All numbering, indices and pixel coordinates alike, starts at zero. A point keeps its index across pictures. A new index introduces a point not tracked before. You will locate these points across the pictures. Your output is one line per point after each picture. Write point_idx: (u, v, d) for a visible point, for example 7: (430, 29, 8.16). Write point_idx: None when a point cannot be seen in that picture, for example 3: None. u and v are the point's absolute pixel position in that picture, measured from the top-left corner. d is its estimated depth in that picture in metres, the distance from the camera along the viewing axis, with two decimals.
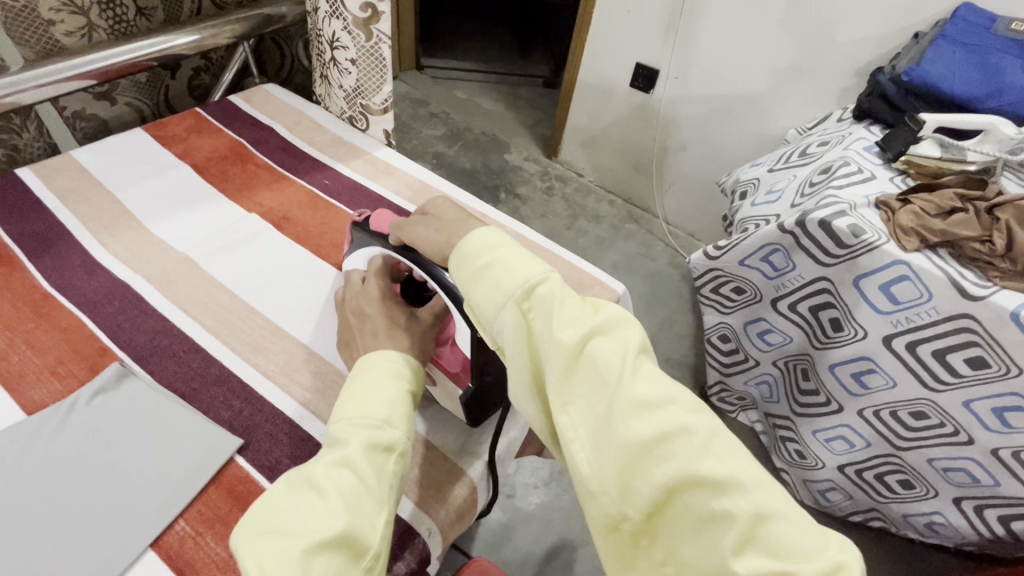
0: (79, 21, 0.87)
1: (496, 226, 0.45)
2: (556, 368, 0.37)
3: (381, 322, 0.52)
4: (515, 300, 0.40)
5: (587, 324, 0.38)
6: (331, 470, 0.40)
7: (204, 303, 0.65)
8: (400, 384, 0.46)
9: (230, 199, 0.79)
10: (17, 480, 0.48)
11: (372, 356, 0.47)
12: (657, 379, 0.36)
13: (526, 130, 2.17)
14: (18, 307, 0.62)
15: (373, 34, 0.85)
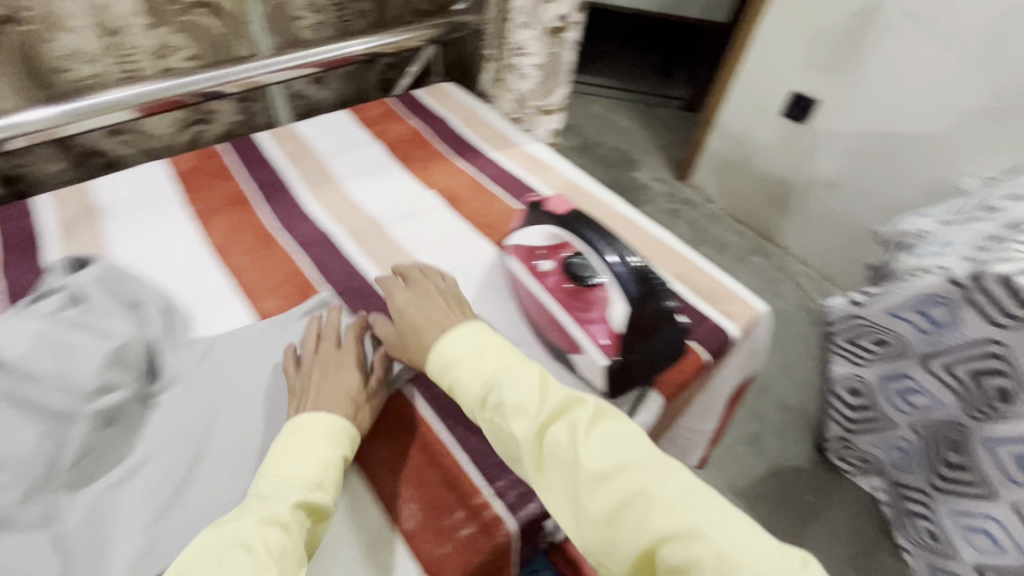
0: (315, 19, 1.03)
1: (446, 336, 0.54)
2: (530, 460, 0.47)
3: (337, 383, 0.57)
4: (481, 403, 0.50)
5: (538, 418, 0.47)
6: (263, 526, 0.42)
7: (386, 259, 0.76)
8: (339, 448, 0.51)
9: (412, 177, 0.91)
10: (252, 367, 0.61)
11: (313, 420, 0.53)
12: (609, 447, 0.45)
13: (659, 150, 2.17)
14: (254, 239, 0.78)
15: (560, 43, 1.00)
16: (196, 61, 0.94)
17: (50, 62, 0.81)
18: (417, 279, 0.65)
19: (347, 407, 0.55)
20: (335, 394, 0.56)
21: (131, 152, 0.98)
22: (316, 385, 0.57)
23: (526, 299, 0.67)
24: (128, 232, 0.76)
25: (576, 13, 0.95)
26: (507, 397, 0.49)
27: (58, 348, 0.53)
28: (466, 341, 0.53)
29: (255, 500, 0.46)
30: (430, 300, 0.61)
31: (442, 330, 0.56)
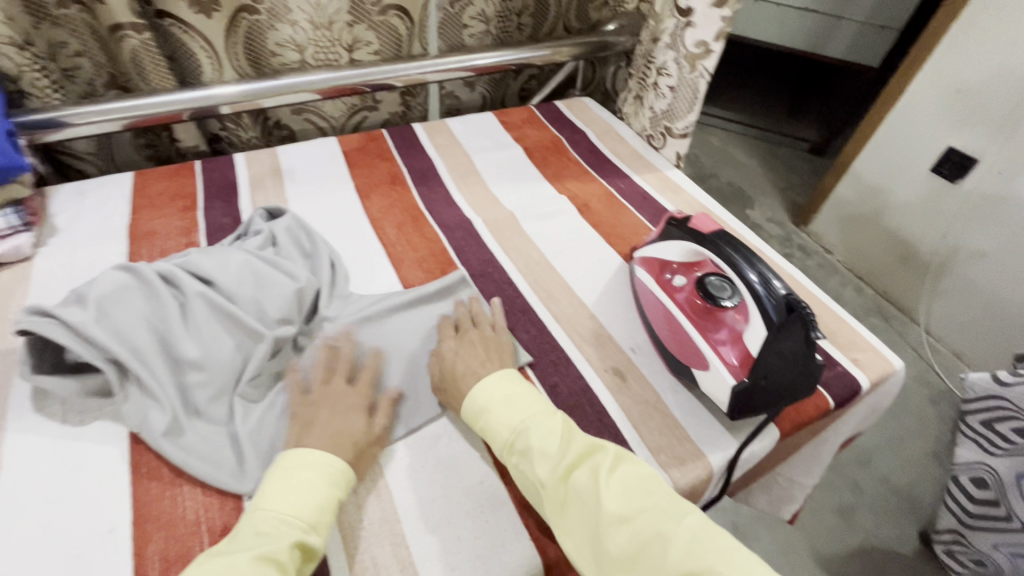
0: (480, 28, 1.12)
1: (481, 380, 0.57)
2: (551, 501, 0.49)
3: (343, 420, 0.54)
4: (506, 443, 0.53)
5: (560, 461, 0.50)
6: (260, 564, 0.41)
7: (518, 253, 0.82)
8: (335, 489, 0.49)
9: (547, 182, 0.96)
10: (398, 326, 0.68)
11: (316, 456, 0.50)
12: (628, 493, 0.47)
13: (777, 191, 2.07)
14: (405, 216, 0.86)
15: (697, 68, 0.94)
16: (377, 56, 1.06)
17: (267, 46, 0.95)
18: (466, 329, 0.66)
19: (349, 450, 0.52)
20: (338, 432, 0.53)
21: (306, 129, 1.12)
22: (326, 413, 0.54)
23: (649, 311, 0.69)
24: (304, 194, 0.88)
25: (718, 41, 0.89)
26: (534, 441, 0.51)
27: (254, 279, 0.65)
28: (497, 383, 0.57)
29: (243, 535, 0.44)
30: (474, 352, 0.62)
31: (478, 380, 0.58)
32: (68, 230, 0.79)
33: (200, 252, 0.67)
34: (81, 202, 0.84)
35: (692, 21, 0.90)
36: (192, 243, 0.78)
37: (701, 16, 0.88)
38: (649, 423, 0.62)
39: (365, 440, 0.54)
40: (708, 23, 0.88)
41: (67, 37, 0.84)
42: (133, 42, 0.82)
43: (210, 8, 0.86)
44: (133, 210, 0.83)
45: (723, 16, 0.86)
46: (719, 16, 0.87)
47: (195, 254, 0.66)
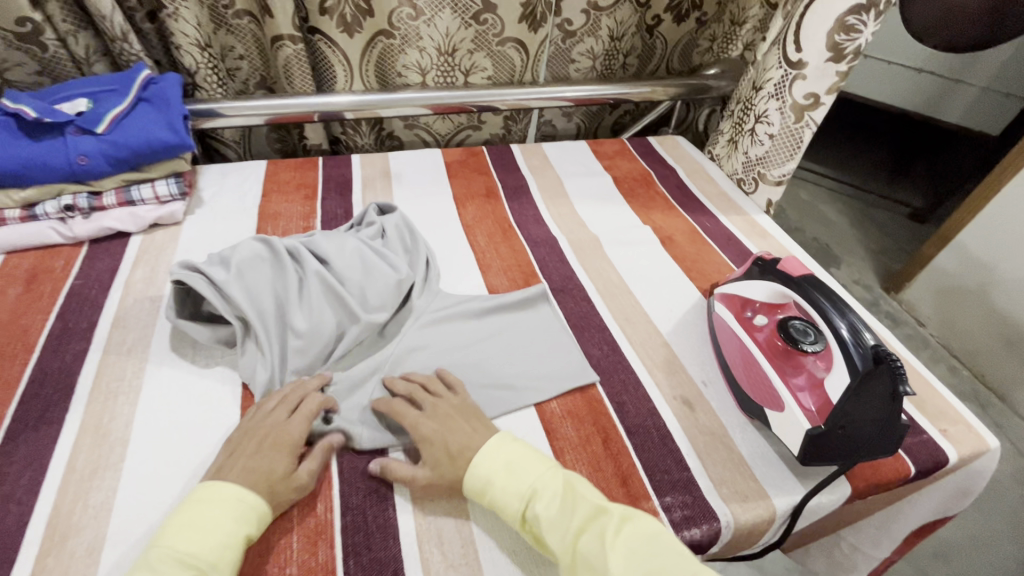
0: (587, 63, 1.18)
1: (479, 454, 0.54)
2: (566, 570, 0.47)
3: (264, 458, 0.52)
4: (518, 518, 0.51)
5: (568, 529, 0.48)
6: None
7: (598, 275, 0.85)
8: (241, 528, 0.47)
9: (633, 212, 0.99)
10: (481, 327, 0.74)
11: (229, 490, 0.49)
12: (636, 554, 0.45)
13: (867, 253, 1.97)
14: (495, 227, 0.92)
15: (803, 118, 0.94)
16: (490, 80, 1.14)
17: (395, 67, 1.06)
18: (432, 400, 0.60)
19: (264, 487, 0.50)
20: (256, 470, 0.51)
21: (414, 141, 1.22)
22: (252, 446, 0.53)
23: (726, 346, 0.70)
24: (408, 196, 0.97)
25: (830, 94, 0.90)
26: (543, 514, 0.50)
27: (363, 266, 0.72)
28: (495, 459, 0.54)
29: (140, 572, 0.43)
30: (453, 424, 0.57)
31: (475, 451, 0.55)
32: (211, 203, 0.92)
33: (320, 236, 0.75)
34: (224, 180, 0.97)
35: (802, 73, 0.90)
36: (309, 227, 0.88)
37: (814, 69, 0.89)
38: (714, 455, 0.62)
39: (287, 476, 0.52)
40: (821, 76, 0.89)
41: (234, 43, 0.98)
42: (288, 51, 0.95)
43: (354, 28, 0.98)
44: (264, 193, 0.95)
45: (840, 70, 0.88)
46: (835, 71, 0.88)
47: (318, 237, 0.75)
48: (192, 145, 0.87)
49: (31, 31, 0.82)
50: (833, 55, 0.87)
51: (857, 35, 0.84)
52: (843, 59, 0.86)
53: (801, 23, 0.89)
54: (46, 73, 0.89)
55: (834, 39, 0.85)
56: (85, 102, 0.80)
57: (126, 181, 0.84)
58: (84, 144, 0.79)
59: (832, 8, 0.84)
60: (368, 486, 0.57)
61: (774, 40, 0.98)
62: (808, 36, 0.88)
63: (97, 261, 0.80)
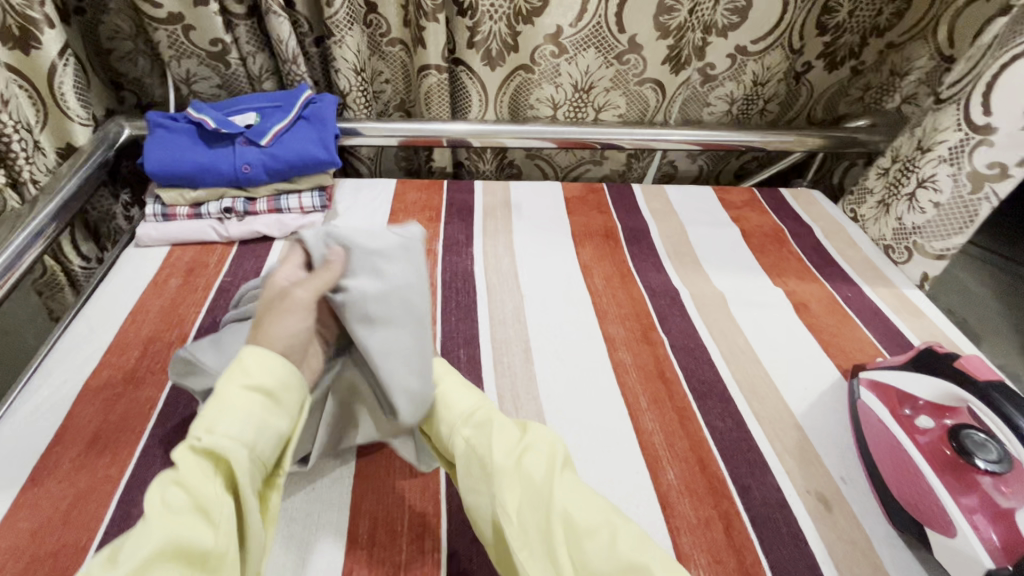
0: (723, 107, 1.13)
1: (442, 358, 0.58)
2: (502, 480, 0.48)
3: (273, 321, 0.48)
4: (461, 423, 0.52)
5: (519, 444, 0.50)
6: (160, 490, 0.39)
7: (724, 337, 0.79)
8: (234, 386, 0.43)
9: (762, 271, 0.92)
10: (596, 384, 0.71)
11: (233, 364, 0.45)
12: (577, 487, 0.48)
13: (1017, 335, 1.51)
14: (614, 270, 0.90)
15: (982, 189, 0.83)
16: (620, 119, 1.12)
17: (529, 100, 1.07)
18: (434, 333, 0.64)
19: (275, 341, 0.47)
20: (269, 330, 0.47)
21: (533, 171, 1.23)
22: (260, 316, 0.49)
23: (875, 443, 0.62)
24: (527, 229, 0.97)
25: (1023, 166, 0.78)
26: (493, 420, 0.52)
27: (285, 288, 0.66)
28: (451, 369, 0.57)
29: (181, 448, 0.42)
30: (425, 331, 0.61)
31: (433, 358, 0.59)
32: (345, 217, 0.97)
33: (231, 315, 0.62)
34: (357, 195, 1.02)
35: (989, 139, 0.80)
36: (432, 250, 0.91)
37: (1005, 136, 0.79)
38: (856, 570, 0.55)
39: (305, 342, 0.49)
40: (1013, 146, 0.78)
41: (383, 68, 1.04)
42: (432, 80, 1.00)
43: (497, 61, 1.00)
44: (393, 213, 0.99)
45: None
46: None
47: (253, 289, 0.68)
48: (338, 162, 0.93)
49: (221, 51, 0.93)
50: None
51: None
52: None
53: (993, 82, 0.78)
54: (225, 88, 1.00)
55: None
56: (255, 116, 0.89)
57: (277, 190, 0.92)
58: (249, 154, 0.86)
59: None
60: (476, 531, 0.55)
61: (949, 99, 0.88)
62: (1002, 98, 0.77)
63: (244, 261, 0.86)
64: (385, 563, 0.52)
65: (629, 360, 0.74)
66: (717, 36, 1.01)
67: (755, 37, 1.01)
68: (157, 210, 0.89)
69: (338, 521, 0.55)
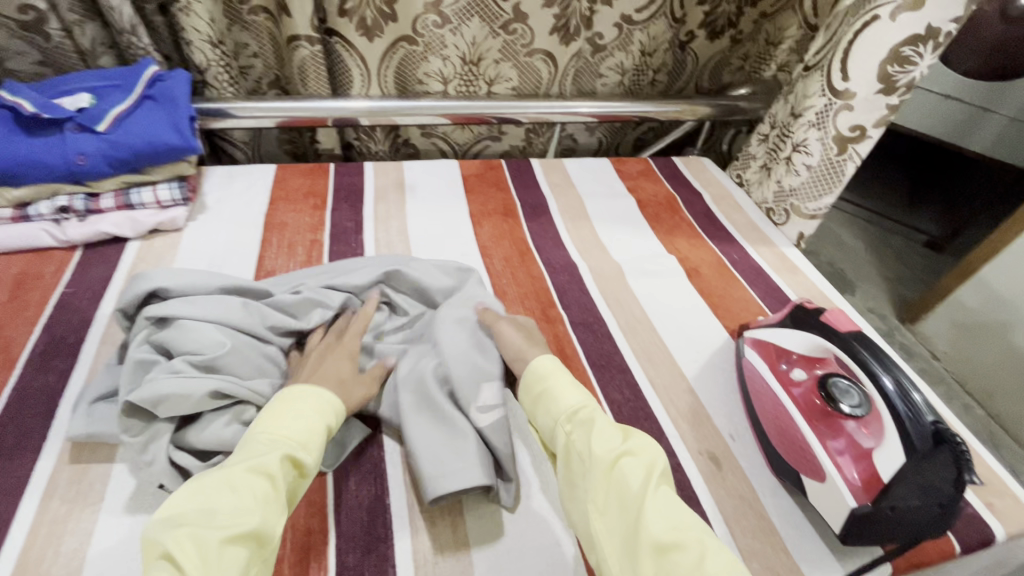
0: (615, 78, 1.13)
1: (550, 357, 0.62)
2: (596, 477, 0.49)
3: (339, 371, 0.59)
4: (564, 421, 0.54)
5: (620, 447, 0.51)
6: (251, 473, 0.45)
7: (621, 308, 0.80)
8: (324, 418, 0.53)
9: (657, 239, 0.94)
10: None
11: (301, 397, 0.54)
12: (667, 499, 0.47)
13: (882, 280, 1.69)
14: (513, 249, 0.87)
15: (847, 151, 0.90)
16: (514, 91, 1.09)
17: (417, 73, 1.01)
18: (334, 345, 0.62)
19: (336, 386, 0.57)
20: (336, 379, 0.58)
21: (430, 150, 1.17)
22: (309, 369, 0.59)
23: (758, 399, 0.65)
24: (421, 211, 0.92)
25: (877, 127, 0.87)
26: (596, 419, 0.53)
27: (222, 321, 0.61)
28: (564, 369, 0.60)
29: (253, 447, 0.48)
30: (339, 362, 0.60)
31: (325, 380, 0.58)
32: (216, 209, 0.87)
33: (143, 360, 0.56)
34: (230, 184, 0.92)
35: (850, 103, 0.86)
36: (317, 240, 0.83)
37: (862, 100, 0.85)
38: (743, 523, 0.57)
39: (351, 381, 0.59)
40: (870, 108, 0.86)
41: (249, 40, 0.93)
42: (304, 52, 0.91)
43: (374, 32, 0.93)
44: (271, 201, 0.90)
45: (890, 103, 0.84)
46: (884, 103, 0.84)
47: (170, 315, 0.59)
48: (199, 148, 0.82)
49: (34, 20, 0.79)
50: (884, 87, 0.83)
51: (913, 67, 0.81)
52: (895, 92, 0.83)
53: (847, 51, 0.83)
54: (50, 64, 0.85)
55: (887, 70, 0.81)
56: (89, 97, 0.76)
57: (126, 183, 0.80)
58: (83, 143, 0.74)
59: (888, 35, 0.79)
60: (369, 542, 0.52)
61: (814, 66, 0.92)
62: (857, 62, 0.83)
63: (90, 268, 0.75)
64: None
65: None
66: (602, 5, 0.99)
67: (639, 6, 1.01)
68: None
69: None
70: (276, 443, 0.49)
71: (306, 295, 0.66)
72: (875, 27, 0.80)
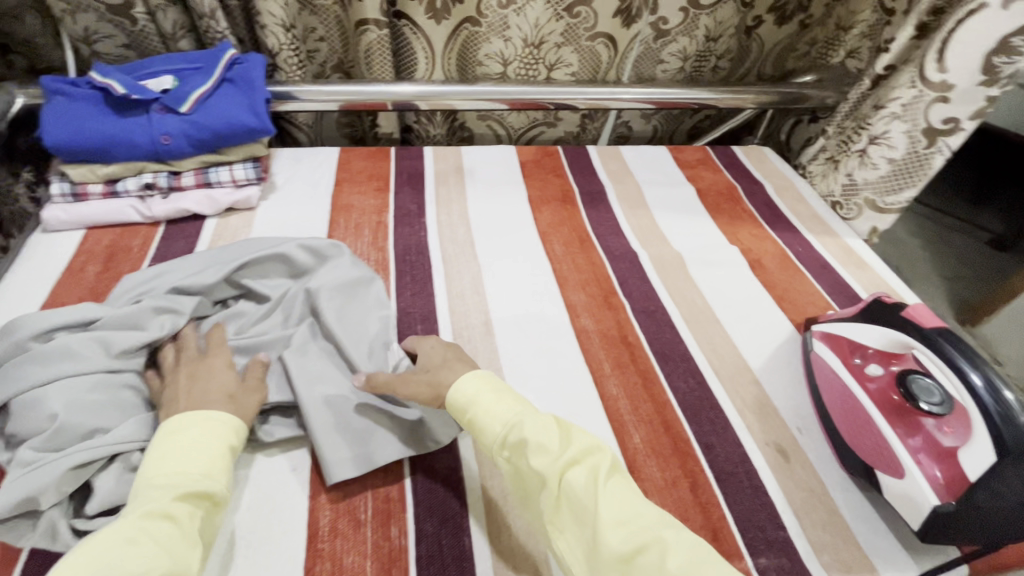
0: (676, 64, 1.11)
1: (476, 373, 0.55)
2: (546, 499, 0.45)
3: (222, 386, 0.53)
4: (498, 444, 0.49)
5: (561, 457, 0.46)
6: (148, 519, 0.40)
7: (683, 297, 0.79)
8: (221, 441, 0.48)
9: (717, 229, 0.92)
10: (560, 352, 0.69)
11: (183, 428, 0.47)
12: (624, 498, 0.44)
13: (940, 280, 1.62)
14: (572, 236, 0.87)
15: (936, 144, 0.86)
16: (573, 77, 1.08)
17: (477, 55, 1.01)
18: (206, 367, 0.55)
19: (228, 402, 0.52)
20: (220, 394, 0.52)
21: (485, 135, 1.17)
22: (185, 394, 0.51)
23: (828, 393, 0.64)
24: (481, 196, 0.93)
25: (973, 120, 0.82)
26: (528, 433, 0.48)
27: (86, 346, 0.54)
28: (489, 380, 0.54)
29: (139, 497, 0.42)
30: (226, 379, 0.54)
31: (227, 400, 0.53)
32: (284, 188, 0.90)
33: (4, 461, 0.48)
34: (297, 166, 0.95)
35: (947, 95, 0.82)
36: (382, 222, 0.85)
37: (960, 92, 0.81)
38: (812, 515, 0.57)
39: (242, 394, 0.54)
40: (967, 100, 0.81)
41: (316, 24, 0.95)
42: (371, 37, 0.92)
43: (441, 15, 0.94)
44: (336, 182, 0.92)
45: (990, 94, 0.79)
46: (984, 95, 0.80)
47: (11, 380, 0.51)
48: (272, 131, 0.85)
49: (124, 4, 0.83)
50: (987, 78, 0.78)
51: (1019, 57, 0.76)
52: (997, 83, 0.78)
53: (948, 37, 0.79)
54: (133, 47, 0.89)
55: (991, 62, 0.77)
56: (171, 79, 0.80)
57: (204, 162, 0.83)
58: (168, 123, 0.78)
59: (998, 24, 0.74)
60: (444, 512, 0.54)
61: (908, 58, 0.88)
62: (957, 53, 0.79)
63: (174, 243, 0.79)
64: (351, 552, 0.50)
65: (591, 326, 0.73)
66: None
67: None
68: (65, 189, 0.79)
69: (296, 517, 0.52)
70: (167, 484, 0.43)
71: (146, 304, 0.59)
72: (980, 17, 0.75)
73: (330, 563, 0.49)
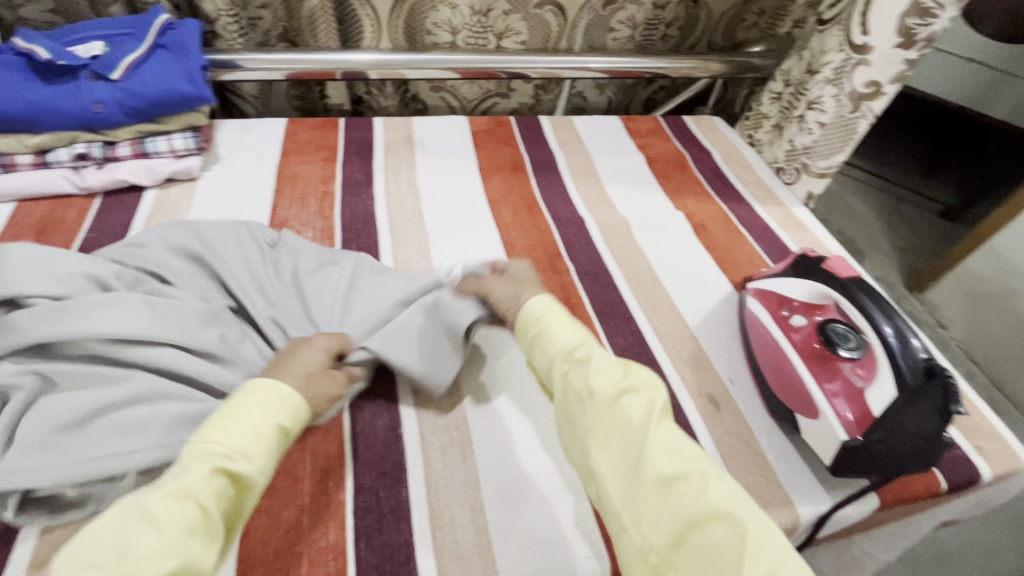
0: (626, 33, 1.11)
1: (545, 296, 0.58)
2: (594, 419, 0.47)
3: (306, 366, 0.52)
4: (561, 360, 0.52)
5: (620, 385, 0.48)
6: (173, 499, 0.38)
7: (627, 260, 0.81)
8: (276, 417, 0.45)
9: (663, 194, 0.95)
10: None
11: (249, 395, 0.46)
12: (674, 434, 0.46)
13: (890, 248, 1.68)
14: (521, 203, 0.88)
15: (861, 108, 0.90)
16: (523, 46, 1.08)
17: (425, 25, 1.00)
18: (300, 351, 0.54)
19: (304, 383, 0.50)
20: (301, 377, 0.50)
21: (439, 106, 1.17)
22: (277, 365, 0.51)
23: (758, 346, 0.67)
24: (431, 166, 0.93)
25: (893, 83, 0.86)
26: (596, 358, 0.51)
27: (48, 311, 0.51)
28: (559, 307, 0.57)
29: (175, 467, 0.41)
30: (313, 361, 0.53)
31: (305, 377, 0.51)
32: (228, 159, 0.88)
33: None
34: (241, 136, 0.93)
35: (867, 59, 0.85)
36: (328, 192, 0.85)
37: (879, 55, 0.83)
38: (737, 458, 0.60)
39: (321, 378, 0.52)
40: (888, 62, 0.84)
41: None
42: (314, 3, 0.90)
43: None
44: (282, 153, 0.91)
45: (908, 57, 0.82)
46: (903, 57, 0.83)
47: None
48: (211, 99, 0.83)
49: None
50: (903, 41, 0.81)
51: (932, 20, 0.79)
52: (914, 45, 0.81)
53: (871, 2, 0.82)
54: (61, 13, 0.86)
55: (906, 24, 0.80)
56: (102, 45, 0.77)
57: (141, 132, 0.81)
58: (99, 91, 0.76)
59: None
60: (383, 466, 0.55)
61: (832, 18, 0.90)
62: (875, 18, 0.81)
63: (111, 214, 0.77)
64: (289, 506, 0.51)
65: None
66: None
67: None
68: None
69: None
70: (206, 457, 0.42)
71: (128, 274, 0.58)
72: None
73: (268, 517, 0.50)
